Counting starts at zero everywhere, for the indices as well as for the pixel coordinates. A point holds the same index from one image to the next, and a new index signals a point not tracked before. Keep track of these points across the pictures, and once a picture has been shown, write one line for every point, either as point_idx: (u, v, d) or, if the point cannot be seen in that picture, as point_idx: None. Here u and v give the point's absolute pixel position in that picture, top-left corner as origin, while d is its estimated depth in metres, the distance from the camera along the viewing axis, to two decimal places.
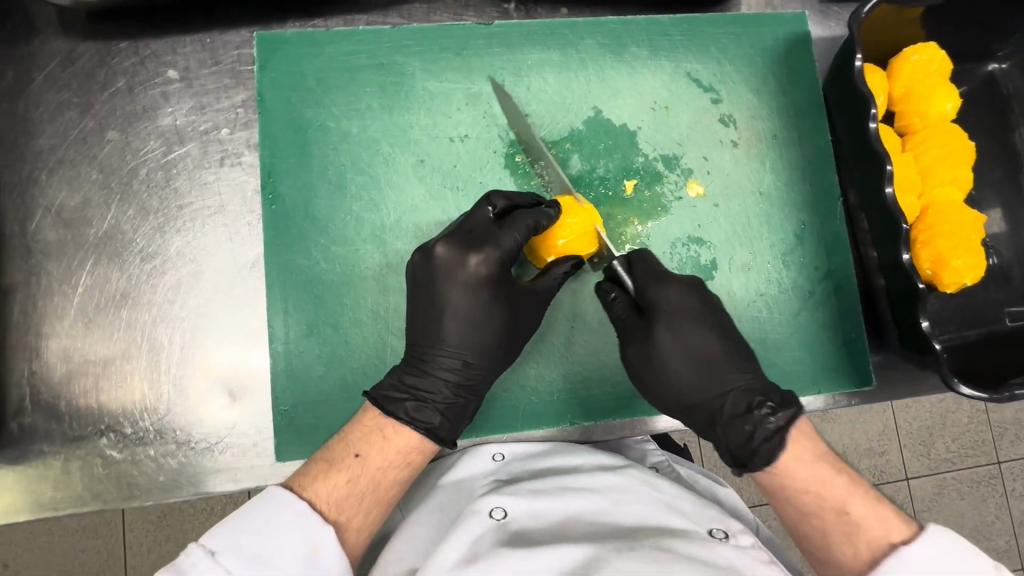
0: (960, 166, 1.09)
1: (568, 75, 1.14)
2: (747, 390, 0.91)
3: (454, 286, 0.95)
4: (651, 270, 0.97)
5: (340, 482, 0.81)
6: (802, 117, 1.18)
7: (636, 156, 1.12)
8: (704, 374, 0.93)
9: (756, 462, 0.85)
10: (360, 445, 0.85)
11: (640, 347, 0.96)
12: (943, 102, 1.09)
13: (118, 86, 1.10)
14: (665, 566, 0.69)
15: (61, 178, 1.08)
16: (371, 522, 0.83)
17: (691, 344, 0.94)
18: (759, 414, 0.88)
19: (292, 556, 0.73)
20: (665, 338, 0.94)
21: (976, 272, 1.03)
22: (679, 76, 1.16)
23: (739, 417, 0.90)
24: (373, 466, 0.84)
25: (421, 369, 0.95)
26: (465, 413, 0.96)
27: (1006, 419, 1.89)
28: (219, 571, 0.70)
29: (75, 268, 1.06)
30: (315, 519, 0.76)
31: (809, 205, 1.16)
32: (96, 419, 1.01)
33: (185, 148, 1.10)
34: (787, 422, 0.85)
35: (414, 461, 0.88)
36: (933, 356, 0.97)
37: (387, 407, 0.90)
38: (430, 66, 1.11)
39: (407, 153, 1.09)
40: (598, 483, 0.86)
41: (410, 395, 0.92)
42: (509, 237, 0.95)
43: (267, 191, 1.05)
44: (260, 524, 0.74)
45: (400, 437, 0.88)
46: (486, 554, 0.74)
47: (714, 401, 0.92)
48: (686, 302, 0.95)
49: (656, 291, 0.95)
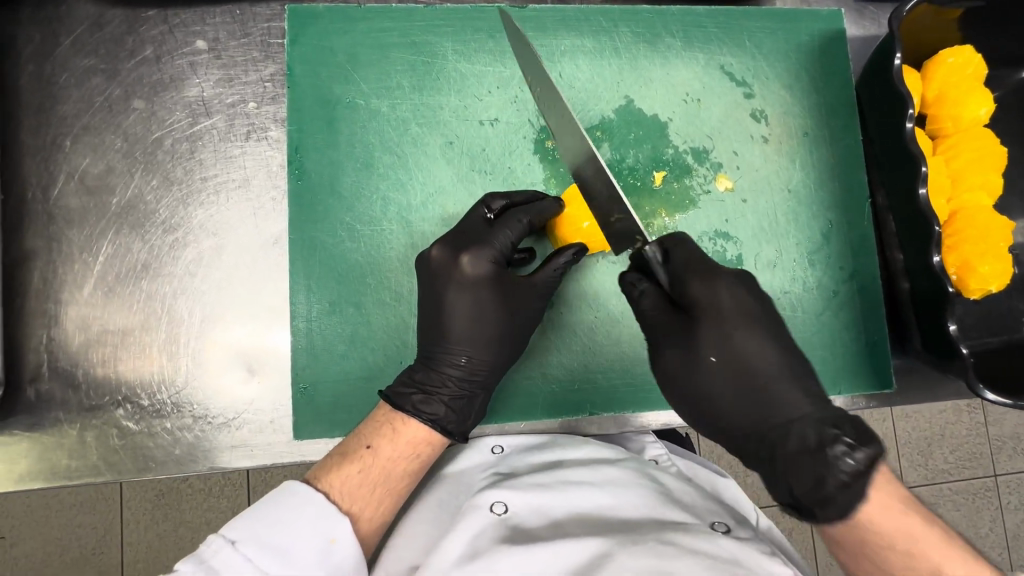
0: (991, 171, 1.08)
1: (600, 63, 1.13)
2: (816, 421, 0.77)
3: (454, 287, 0.95)
4: (696, 264, 0.87)
5: (353, 471, 0.81)
6: (833, 114, 1.17)
7: (666, 147, 1.11)
8: (758, 390, 0.82)
9: (826, 510, 0.72)
10: (372, 437, 0.85)
11: (681, 351, 0.87)
12: (977, 106, 1.07)
13: (146, 54, 1.09)
14: (667, 562, 0.67)
15: (86, 145, 1.06)
16: (384, 513, 0.82)
17: (739, 351, 0.84)
18: (833, 453, 0.73)
19: (309, 544, 0.73)
20: (715, 348, 0.84)
21: (1002, 279, 1.03)
22: (713, 69, 1.15)
23: (807, 452, 0.75)
24: (385, 456, 0.83)
25: (427, 367, 0.95)
26: (473, 406, 0.95)
27: (1005, 433, 1.88)
28: (239, 561, 0.69)
29: (96, 237, 1.05)
30: (330, 508, 0.76)
31: (837, 205, 1.15)
32: (113, 389, 1.01)
33: (212, 120, 1.08)
34: (867, 465, 0.71)
35: (424, 453, 0.87)
36: (959, 361, 0.96)
37: (396, 401, 0.90)
38: (463, 46, 1.10)
39: (435, 134, 1.07)
40: (598, 476, 0.84)
41: (417, 389, 0.91)
42: (501, 235, 0.96)
43: (293, 165, 1.04)
44: (279, 514, 0.73)
45: (409, 429, 0.87)
46: (486, 550, 0.73)
47: (768, 429, 0.80)
48: (732, 304, 0.85)
49: (702, 286, 0.86)
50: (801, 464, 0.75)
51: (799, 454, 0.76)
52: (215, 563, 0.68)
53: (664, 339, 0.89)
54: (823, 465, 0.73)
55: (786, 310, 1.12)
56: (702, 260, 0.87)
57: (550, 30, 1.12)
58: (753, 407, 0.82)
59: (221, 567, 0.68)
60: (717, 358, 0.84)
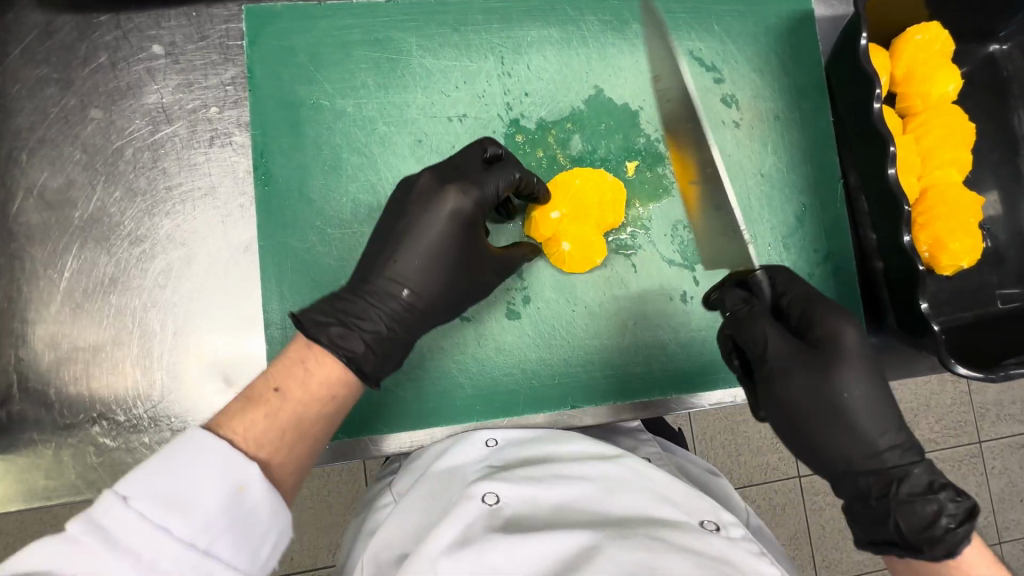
0: (960, 147, 1.09)
1: (568, 54, 1.11)
2: (925, 468, 0.81)
3: (427, 213, 0.89)
4: (820, 302, 0.89)
5: (257, 416, 0.72)
6: (803, 96, 1.17)
7: (638, 136, 1.10)
8: (878, 438, 0.81)
9: (934, 548, 0.74)
10: (280, 378, 0.76)
11: (804, 378, 0.83)
12: (945, 83, 1.08)
13: (100, 61, 1.05)
14: (657, 555, 0.68)
15: (43, 159, 1.03)
16: (297, 460, 0.74)
17: (867, 393, 0.82)
18: (940, 497, 0.77)
19: (210, 491, 0.63)
20: (845, 386, 0.82)
21: (972, 255, 1.05)
22: (682, 54, 1.14)
23: (914, 494, 0.79)
24: (295, 400, 0.75)
25: (356, 299, 0.86)
26: (395, 350, 0.88)
27: (988, 401, 1.92)
28: (132, 519, 0.58)
29: (60, 252, 1.02)
30: (235, 453, 0.66)
31: (809, 187, 1.15)
32: (87, 407, 0.99)
33: (173, 127, 1.06)
34: (970, 513, 0.76)
35: (340, 395, 0.80)
36: (930, 338, 0.97)
37: (309, 331, 0.80)
38: (428, 42, 1.08)
39: (403, 133, 1.06)
40: (591, 470, 0.83)
41: (337, 320, 0.83)
42: (492, 182, 0.92)
43: (259, 171, 1.03)
44: (176, 461, 0.63)
45: (323, 369, 0.79)
46: (477, 538, 0.72)
47: (880, 467, 0.81)
48: (863, 350, 0.84)
49: (832, 323, 0.85)
50: (914, 507, 0.77)
51: (910, 498, 0.78)
52: (106, 523, 0.58)
53: (795, 370, 0.84)
54: (924, 505, 0.77)
55: None
56: (818, 297, 0.90)
57: (516, 21, 1.10)
58: (869, 448, 0.81)
59: (112, 525, 0.58)
60: (862, 404, 0.82)
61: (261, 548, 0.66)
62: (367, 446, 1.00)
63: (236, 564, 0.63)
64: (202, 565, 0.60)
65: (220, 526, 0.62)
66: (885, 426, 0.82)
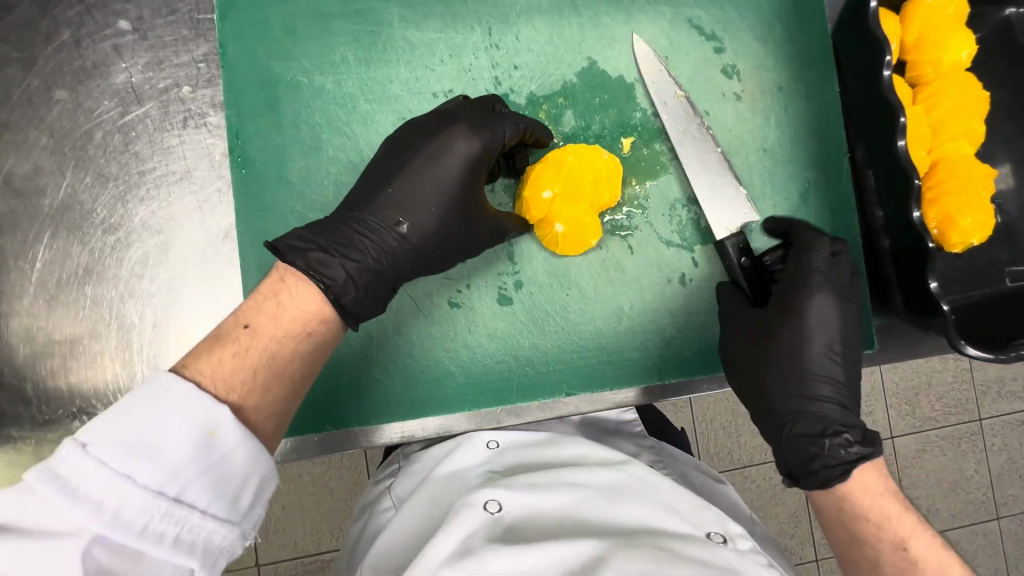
0: (972, 118, 1.04)
1: (559, 23, 1.05)
2: (832, 417, 0.90)
3: (434, 144, 0.91)
4: (801, 274, 0.94)
5: (226, 355, 0.71)
6: (809, 65, 1.10)
7: (634, 111, 1.05)
8: (792, 386, 0.93)
9: (810, 480, 0.87)
10: (251, 316, 0.75)
11: (738, 337, 0.97)
12: (958, 49, 1.02)
13: (64, 39, 1.00)
14: (665, 566, 0.65)
15: (8, 144, 0.98)
16: (274, 397, 0.73)
17: (800, 349, 0.93)
18: (834, 442, 0.87)
19: (178, 437, 0.61)
20: (776, 343, 0.94)
21: (984, 231, 1.00)
22: (680, 22, 1.08)
23: (809, 436, 0.90)
24: (267, 336, 0.74)
25: (344, 230, 0.86)
26: (376, 288, 0.86)
27: (990, 377, 1.90)
28: (91, 466, 0.57)
29: (31, 242, 0.98)
30: (200, 393, 0.64)
31: (814, 162, 1.10)
32: (67, 402, 0.96)
33: (144, 108, 1.00)
34: (858, 458, 0.85)
35: (316, 331, 0.79)
36: (939, 318, 0.93)
37: (287, 256, 0.79)
38: (410, 12, 1.02)
39: (387, 111, 1.01)
40: (597, 477, 0.80)
41: (318, 246, 0.82)
42: (500, 131, 0.91)
43: (236, 153, 0.99)
44: (141, 407, 0.62)
45: (294, 304, 0.78)
46: (479, 549, 0.69)
47: (785, 410, 0.93)
48: (811, 312, 0.93)
49: (796, 293, 0.94)
50: (801, 444, 0.90)
51: (802, 437, 0.91)
52: (65, 471, 0.56)
53: (733, 327, 0.98)
54: (816, 446, 0.88)
55: None
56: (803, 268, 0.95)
57: None
58: (780, 393, 0.93)
59: (68, 473, 0.56)
60: (785, 353, 0.93)
61: (240, 494, 0.65)
62: (358, 436, 0.97)
63: (213, 510, 0.62)
64: (174, 512, 0.59)
65: (191, 472, 0.61)
66: (805, 376, 0.92)
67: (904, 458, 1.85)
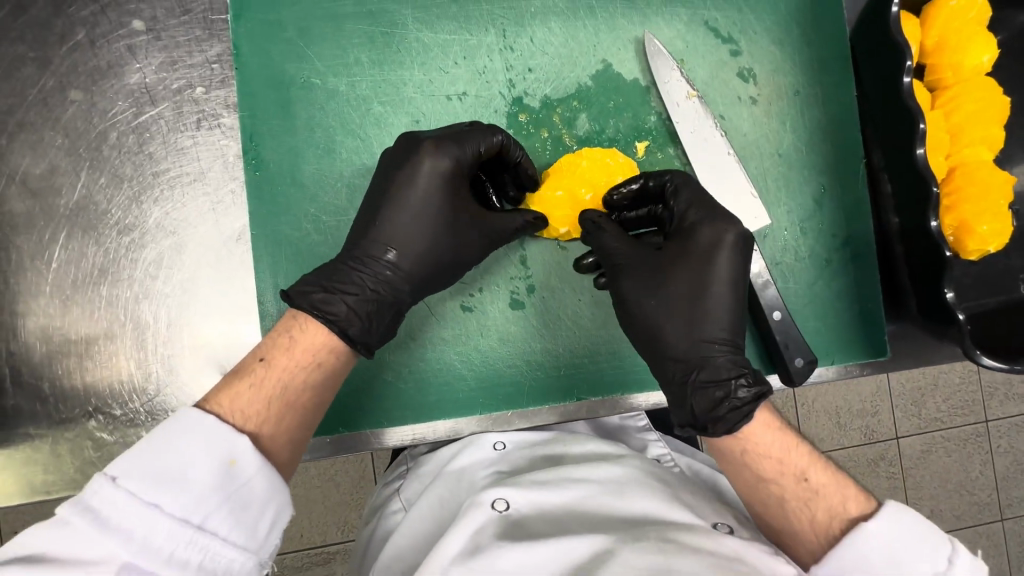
0: (993, 124, 1.02)
1: (573, 25, 1.04)
2: (729, 357, 0.85)
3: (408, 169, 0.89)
4: (699, 207, 0.89)
5: (243, 388, 0.73)
6: (826, 69, 1.09)
7: (648, 115, 1.04)
8: (697, 325, 0.86)
9: (717, 426, 0.79)
10: (268, 350, 0.77)
11: (638, 280, 0.89)
12: (980, 53, 1.00)
13: (78, 38, 0.99)
14: (670, 559, 0.63)
15: (24, 144, 0.99)
16: (289, 427, 0.74)
17: (709, 288, 0.86)
18: (733, 383, 0.81)
19: (203, 467, 0.63)
20: (678, 277, 0.88)
21: (1001, 239, 0.98)
22: (696, 24, 1.07)
23: (711, 378, 0.83)
24: (280, 369, 0.75)
25: (343, 266, 0.86)
26: (382, 319, 0.86)
27: (996, 379, 1.89)
28: (121, 496, 0.59)
29: (47, 242, 0.99)
30: (220, 425, 0.66)
31: (829, 167, 1.09)
32: (83, 401, 0.97)
33: (158, 109, 1.00)
34: (753, 399, 0.79)
35: (327, 361, 0.80)
36: (954, 327, 0.92)
37: (295, 301, 0.81)
38: (424, 14, 1.01)
39: (401, 114, 1.01)
40: (600, 473, 0.81)
41: (321, 286, 0.83)
42: (471, 144, 0.90)
43: (250, 156, 0.99)
44: (166, 441, 0.64)
45: (307, 336, 0.79)
46: (487, 546, 0.69)
47: (690, 353, 0.85)
48: (722, 250, 0.87)
49: (708, 232, 0.87)
50: (707, 389, 0.82)
51: (707, 383, 0.83)
52: (98, 503, 0.59)
53: (631, 270, 0.90)
54: (721, 389, 0.81)
55: (778, 282, 1.08)
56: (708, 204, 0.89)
57: None
58: (679, 331, 0.86)
59: (101, 505, 0.59)
60: (689, 286, 0.87)
61: (259, 523, 0.66)
62: (370, 439, 0.98)
63: (233, 538, 0.63)
64: (199, 539, 0.61)
65: (214, 501, 0.62)
66: (706, 314, 0.86)
67: (909, 459, 1.83)
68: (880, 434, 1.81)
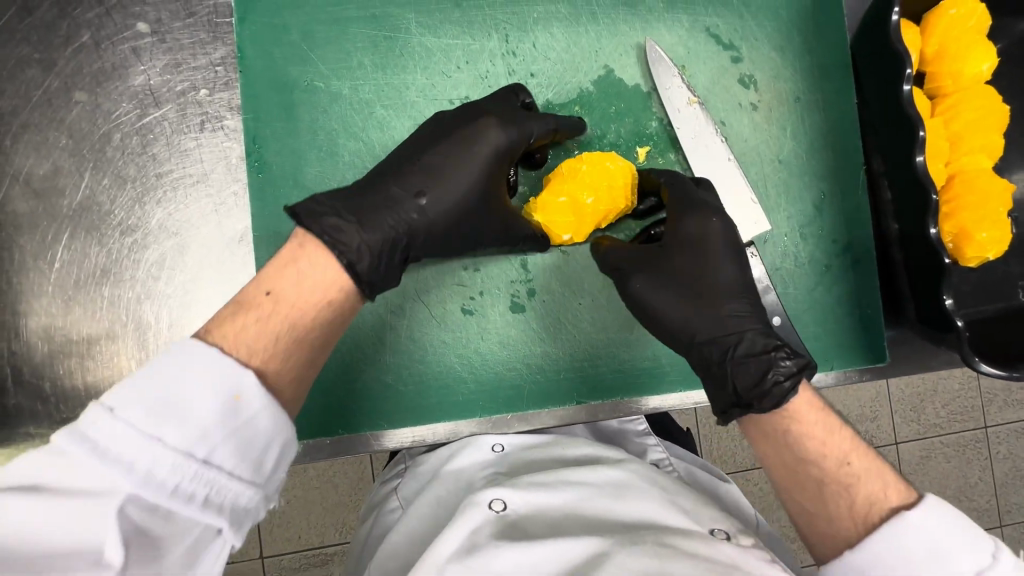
0: (993, 132, 1.02)
1: (576, 31, 1.05)
2: (760, 332, 0.86)
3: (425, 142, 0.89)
4: (689, 202, 0.92)
5: (249, 321, 0.70)
6: (826, 76, 1.10)
7: (650, 120, 1.05)
8: (718, 310, 0.88)
9: (764, 402, 0.79)
10: (272, 282, 0.74)
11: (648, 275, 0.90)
12: (979, 62, 1.01)
13: (84, 40, 1.00)
14: (666, 563, 0.64)
15: (28, 144, 0.99)
16: (295, 366, 0.71)
17: (721, 273, 0.90)
18: (774, 355, 0.82)
19: (202, 399, 0.60)
20: (690, 266, 0.90)
21: (1001, 247, 0.99)
22: (698, 31, 1.08)
23: (752, 354, 0.84)
24: (288, 303, 0.72)
25: (360, 198, 0.83)
26: (393, 259, 0.83)
27: (995, 386, 1.89)
28: (118, 426, 0.56)
29: (50, 242, 0.99)
30: (223, 357, 0.63)
31: (829, 173, 1.10)
32: (84, 401, 0.97)
33: (162, 110, 1.01)
34: (800, 368, 0.80)
35: (337, 301, 0.77)
36: (953, 334, 0.92)
37: (306, 222, 0.78)
38: (428, 19, 1.02)
39: (403, 118, 1.01)
40: (598, 476, 0.81)
41: (335, 213, 0.80)
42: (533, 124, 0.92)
43: (253, 158, 1.00)
44: (162, 373, 0.60)
45: (315, 270, 0.76)
46: (485, 545, 0.69)
47: (723, 336, 0.86)
48: (721, 233, 0.91)
49: (693, 220, 0.91)
50: (748, 367, 0.83)
51: (747, 358, 0.84)
52: (96, 434, 0.55)
53: (642, 267, 0.91)
54: (766, 364, 0.81)
55: (778, 288, 1.09)
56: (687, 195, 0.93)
57: None
58: (702, 319, 0.88)
59: (98, 434, 0.55)
60: (699, 275, 0.90)
61: (263, 458, 0.64)
62: (370, 440, 0.98)
63: (239, 472, 0.61)
64: (204, 473, 0.58)
65: (218, 432, 0.59)
66: (720, 297, 0.89)
67: (908, 464, 1.83)
68: (879, 439, 1.81)
